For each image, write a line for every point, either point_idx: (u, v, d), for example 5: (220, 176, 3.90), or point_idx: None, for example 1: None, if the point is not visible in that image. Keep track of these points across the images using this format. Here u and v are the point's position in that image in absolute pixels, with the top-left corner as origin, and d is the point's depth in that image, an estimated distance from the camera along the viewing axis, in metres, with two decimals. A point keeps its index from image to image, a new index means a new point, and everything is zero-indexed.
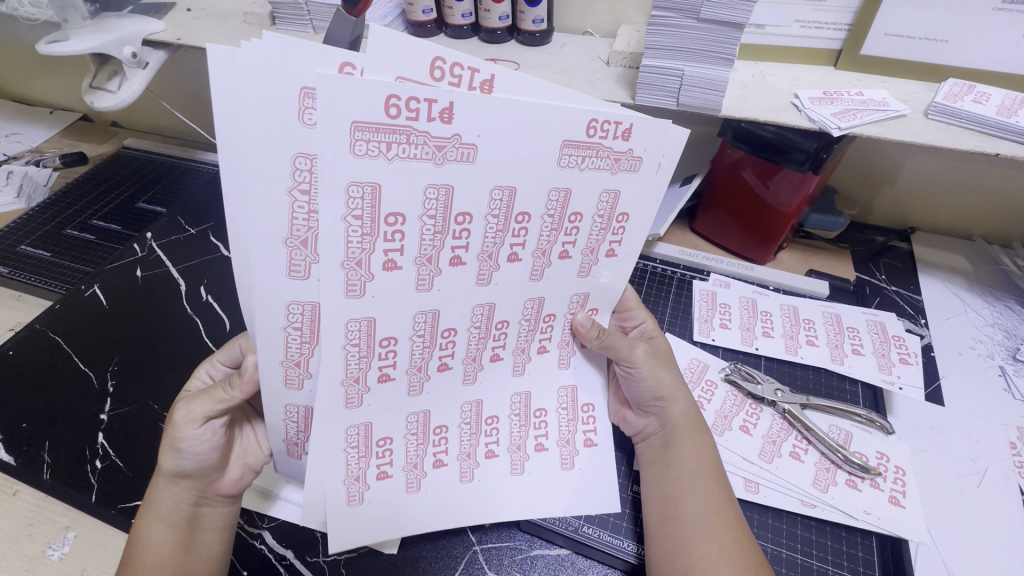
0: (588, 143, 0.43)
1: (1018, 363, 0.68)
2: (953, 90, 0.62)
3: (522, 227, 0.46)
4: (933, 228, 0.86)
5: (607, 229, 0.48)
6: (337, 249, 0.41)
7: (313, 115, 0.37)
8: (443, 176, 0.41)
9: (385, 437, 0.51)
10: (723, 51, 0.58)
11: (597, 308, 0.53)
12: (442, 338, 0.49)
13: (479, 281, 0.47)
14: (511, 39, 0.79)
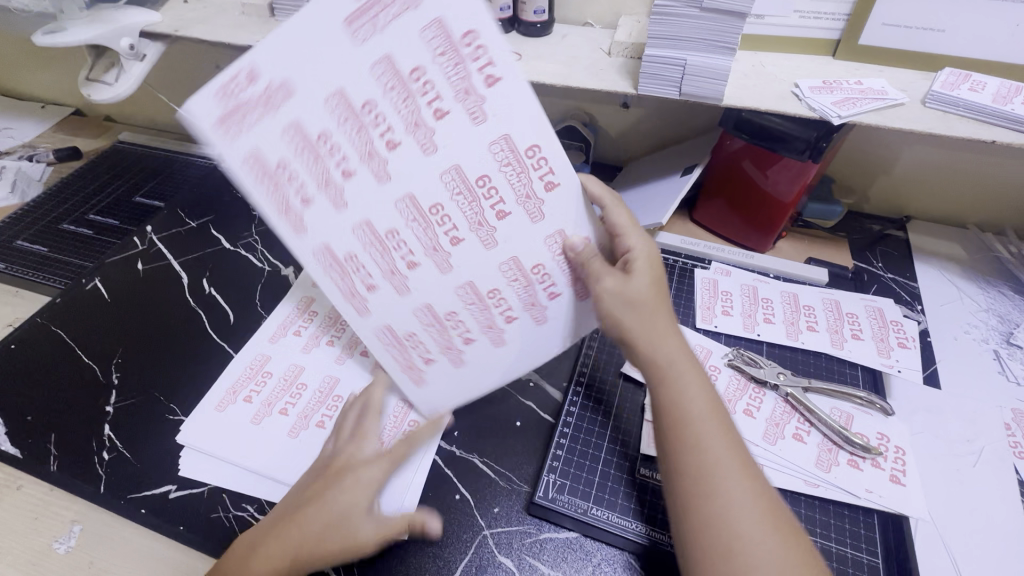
0: (365, 4, 0.42)
1: (1012, 347, 0.70)
2: (950, 79, 0.63)
3: (424, 82, 0.45)
4: (929, 216, 0.87)
5: (463, 60, 0.45)
6: (308, 178, 0.47)
7: (231, 126, 0.44)
8: (330, 82, 0.44)
9: (450, 312, 0.55)
10: (725, 40, 0.58)
11: (535, 146, 0.49)
12: (435, 215, 0.50)
13: (427, 150, 0.47)
14: (512, 30, 0.80)
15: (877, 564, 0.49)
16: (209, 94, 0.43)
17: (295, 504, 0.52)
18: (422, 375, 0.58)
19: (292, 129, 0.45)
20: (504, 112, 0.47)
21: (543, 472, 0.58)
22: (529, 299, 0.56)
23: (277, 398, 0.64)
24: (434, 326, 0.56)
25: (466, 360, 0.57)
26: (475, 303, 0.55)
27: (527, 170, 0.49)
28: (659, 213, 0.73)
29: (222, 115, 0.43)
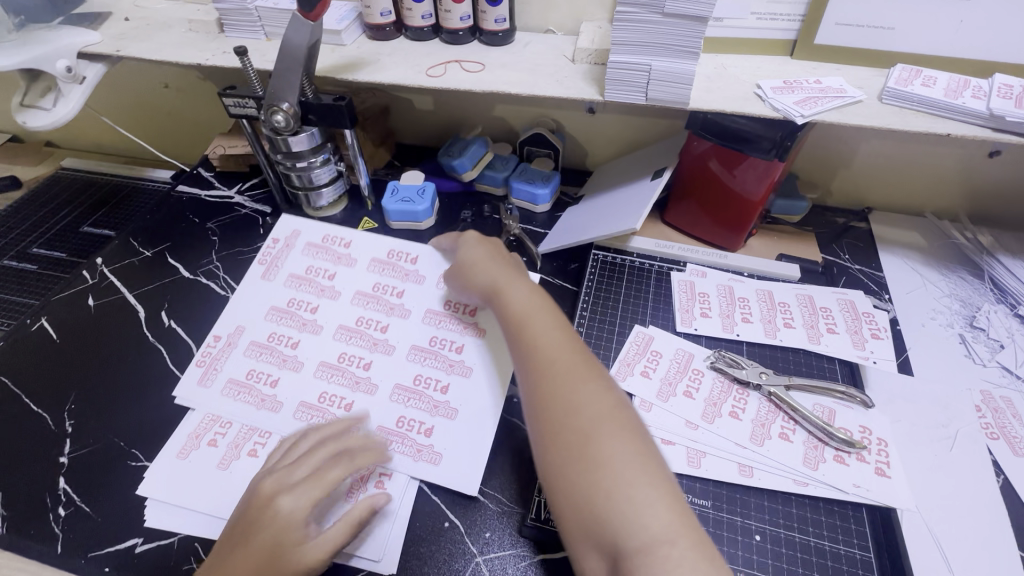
0: (267, 266, 0.74)
1: (976, 330, 0.72)
2: (903, 75, 0.65)
3: (321, 272, 0.73)
4: (889, 207, 0.90)
5: (330, 249, 0.76)
6: (272, 366, 0.65)
7: (186, 449, 0.59)
8: (274, 303, 0.70)
9: (417, 377, 0.63)
10: (688, 45, 0.58)
11: (393, 250, 0.75)
12: (363, 325, 0.68)
13: (333, 298, 0.71)
14: (474, 39, 0.79)
15: (869, 558, 0.49)
16: (177, 448, 0.59)
17: (226, 546, 0.49)
18: (435, 450, 0.58)
19: (252, 349, 0.66)
20: (360, 249, 0.75)
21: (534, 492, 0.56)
22: (459, 326, 0.67)
23: (245, 439, 0.59)
24: (412, 398, 0.61)
25: (459, 407, 0.60)
26: (428, 358, 0.64)
27: (396, 263, 0.74)
28: (630, 218, 0.73)
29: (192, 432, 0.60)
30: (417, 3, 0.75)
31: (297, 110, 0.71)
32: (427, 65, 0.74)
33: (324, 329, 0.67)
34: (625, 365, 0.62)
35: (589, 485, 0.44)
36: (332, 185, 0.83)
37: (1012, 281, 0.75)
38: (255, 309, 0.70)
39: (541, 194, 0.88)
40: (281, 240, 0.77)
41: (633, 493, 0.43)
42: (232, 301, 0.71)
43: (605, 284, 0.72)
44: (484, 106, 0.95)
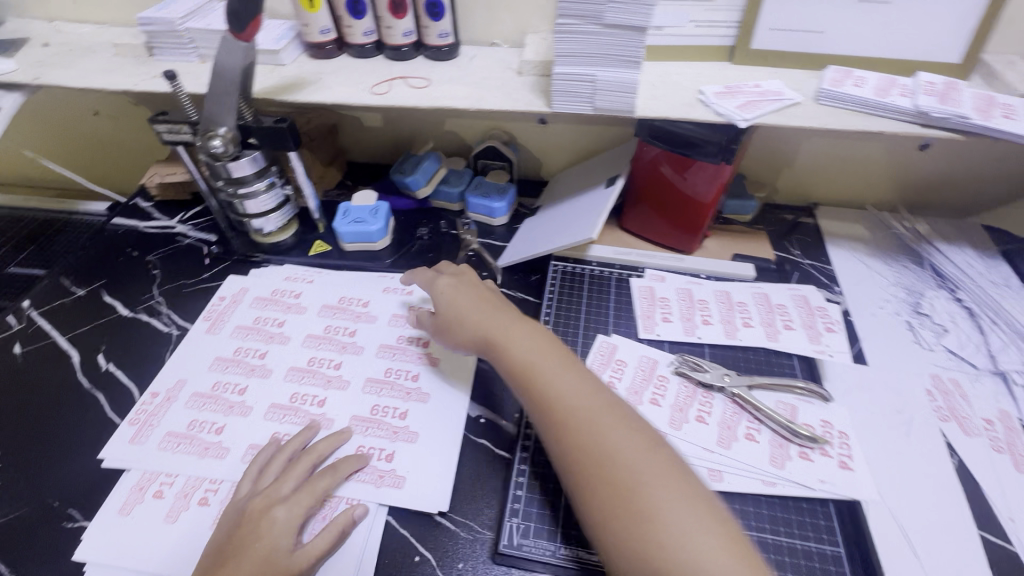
0: (210, 318, 0.72)
1: (922, 317, 0.75)
2: (835, 76, 0.67)
3: (269, 318, 0.72)
4: (832, 201, 0.94)
5: (277, 297, 0.75)
6: (218, 414, 0.61)
7: (129, 505, 0.55)
8: (219, 353, 0.68)
9: (375, 407, 0.62)
10: (630, 54, 0.59)
11: (343, 293, 0.75)
12: (316, 364, 0.66)
13: (282, 342, 0.69)
14: (419, 55, 0.78)
15: (840, 553, 0.50)
16: (116, 507, 0.55)
17: (211, 565, 0.47)
18: (398, 473, 0.57)
19: (194, 400, 0.63)
20: (310, 293, 0.75)
21: (505, 516, 0.54)
22: (414, 356, 0.67)
23: (195, 487, 0.56)
24: (371, 425, 0.60)
25: (419, 430, 0.60)
26: (385, 388, 0.64)
27: (346, 303, 0.74)
28: (588, 227, 0.72)
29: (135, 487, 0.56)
30: (357, 19, 0.73)
31: (235, 134, 0.68)
32: (370, 82, 0.72)
33: (275, 371, 0.65)
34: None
35: (635, 528, 0.42)
36: (279, 211, 0.80)
37: (949, 267, 0.79)
38: (197, 361, 0.67)
39: (498, 207, 0.87)
40: (228, 297, 0.75)
41: (677, 527, 0.41)
42: (174, 355, 0.68)
43: (566, 295, 0.72)
44: (434, 121, 0.93)
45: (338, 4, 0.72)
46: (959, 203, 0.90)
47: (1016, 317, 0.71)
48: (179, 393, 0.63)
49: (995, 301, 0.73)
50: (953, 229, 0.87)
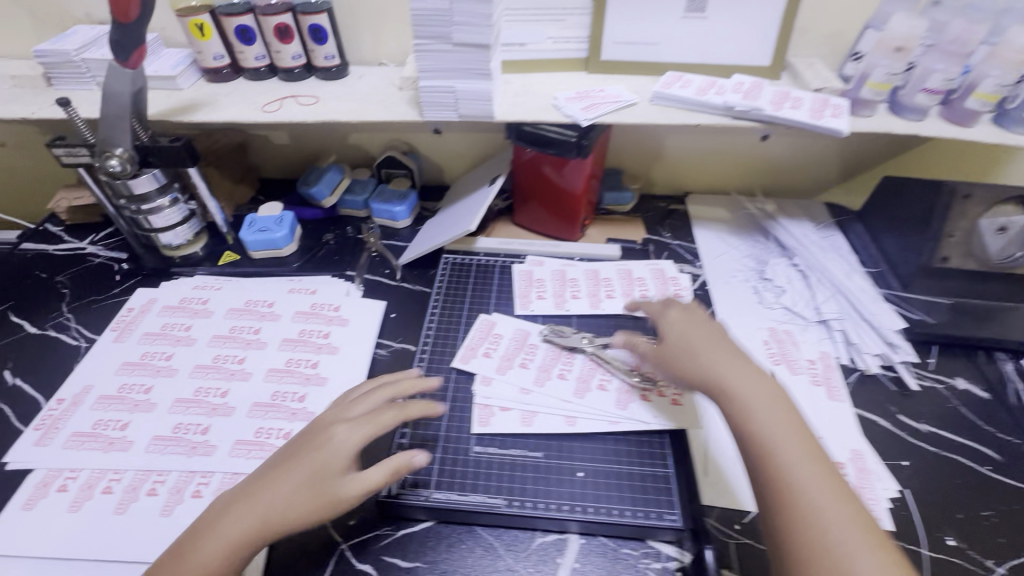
0: (118, 328, 0.76)
1: (765, 281, 0.87)
2: (667, 80, 0.79)
3: (176, 323, 0.76)
4: (701, 190, 1.07)
5: (186, 304, 0.79)
6: (122, 412, 0.65)
7: (32, 501, 0.58)
8: (125, 358, 0.72)
9: (276, 394, 0.68)
10: (481, 68, 0.68)
11: (249, 296, 0.81)
12: (220, 361, 0.71)
13: (188, 343, 0.73)
14: (311, 75, 0.86)
15: (671, 472, 0.59)
16: (20, 503, 0.58)
17: (228, 502, 0.51)
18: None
19: (100, 402, 0.67)
20: (217, 298, 0.80)
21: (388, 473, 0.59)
22: (314, 347, 0.74)
23: (100, 478, 0.60)
24: (270, 410, 0.66)
25: (316, 409, 0.66)
26: (285, 376, 0.70)
27: (253, 305, 0.79)
28: (468, 220, 0.82)
29: (39, 484, 0.60)
30: (248, 45, 0.80)
31: (133, 154, 0.72)
32: (263, 102, 0.80)
33: (179, 370, 0.70)
34: (469, 349, 0.70)
35: (800, 548, 0.43)
36: (186, 224, 0.84)
37: (790, 238, 0.91)
38: (103, 367, 0.71)
39: (399, 210, 0.95)
40: (136, 307, 0.79)
41: (854, 556, 0.42)
42: (80, 364, 0.71)
43: (452, 284, 0.81)
44: (339, 136, 1.01)
45: (228, 32, 0.79)
46: (805, 184, 1.05)
47: (838, 276, 0.83)
48: (84, 397, 0.67)
49: (823, 263, 0.86)
50: (798, 208, 1.01)
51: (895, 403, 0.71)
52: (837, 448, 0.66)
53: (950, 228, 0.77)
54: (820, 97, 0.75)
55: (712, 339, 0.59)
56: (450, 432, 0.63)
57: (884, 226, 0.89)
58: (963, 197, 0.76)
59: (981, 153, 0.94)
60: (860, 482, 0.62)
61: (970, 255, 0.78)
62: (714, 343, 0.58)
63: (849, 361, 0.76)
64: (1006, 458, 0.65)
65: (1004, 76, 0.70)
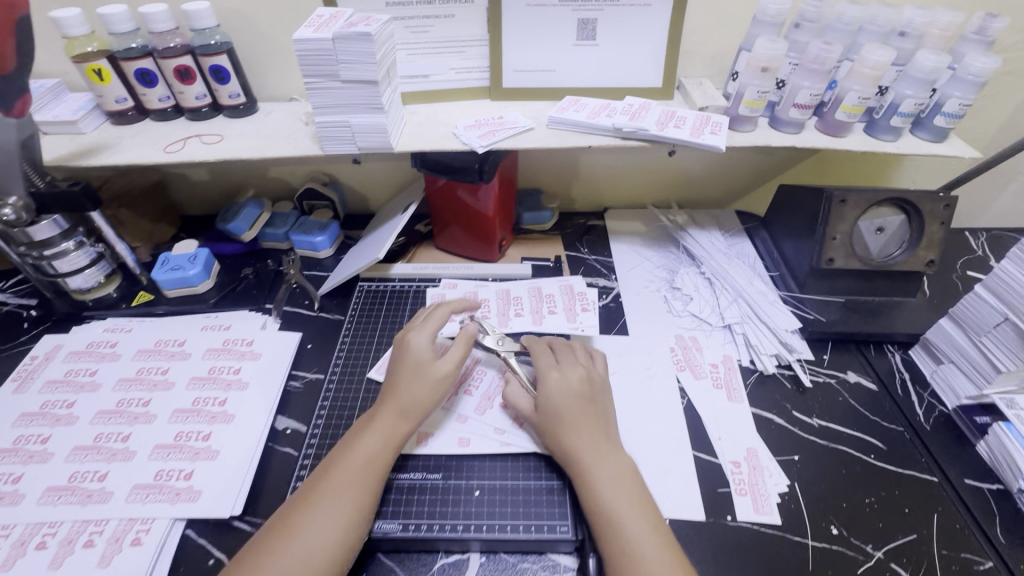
0: (19, 378, 0.74)
1: (674, 291, 0.90)
2: (563, 105, 0.83)
3: (82, 369, 0.75)
4: (620, 204, 1.11)
5: (93, 349, 0.78)
6: (15, 465, 0.64)
7: None
8: (22, 410, 0.70)
9: (180, 433, 0.67)
10: (373, 102, 0.71)
11: (160, 338, 0.80)
12: (124, 405, 0.70)
13: (92, 389, 0.72)
14: (219, 114, 0.87)
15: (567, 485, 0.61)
16: None
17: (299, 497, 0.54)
18: (195, 488, 0.62)
19: None
20: (127, 341, 0.79)
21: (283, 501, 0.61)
22: (223, 384, 0.73)
23: None
24: (173, 451, 0.65)
25: (221, 447, 0.66)
26: (190, 415, 0.69)
27: (163, 346, 0.79)
28: (377, 249, 0.85)
29: None
30: (149, 88, 0.81)
31: (29, 201, 0.73)
32: (166, 142, 0.80)
33: (80, 417, 0.69)
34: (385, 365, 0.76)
35: None
36: (94, 266, 0.84)
37: (697, 247, 0.96)
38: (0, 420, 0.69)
39: (319, 240, 0.95)
40: (40, 355, 0.77)
41: None
42: None
43: (368, 310, 0.86)
44: (258, 171, 1.01)
45: (128, 76, 0.80)
46: (717, 194, 1.09)
47: (739, 282, 0.87)
48: None
49: (727, 271, 0.90)
50: (709, 218, 1.05)
51: (791, 400, 0.74)
52: (733, 447, 0.68)
53: (832, 231, 0.81)
54: (703, 115, 0.80)
55: (588, 420, 0.60)
56: None
57: (782, 231, 0.93)
58: (839, 202, 0.80)
59: (870, 159, 1.01)
60: (753, 479, 0.65)
61: (853, 255, 0.81)
62: (586, 425, 0.60)
63: (750, 362, 0.80)
64: (889, 446, 0.69)
65: (864, 89, 0.75)
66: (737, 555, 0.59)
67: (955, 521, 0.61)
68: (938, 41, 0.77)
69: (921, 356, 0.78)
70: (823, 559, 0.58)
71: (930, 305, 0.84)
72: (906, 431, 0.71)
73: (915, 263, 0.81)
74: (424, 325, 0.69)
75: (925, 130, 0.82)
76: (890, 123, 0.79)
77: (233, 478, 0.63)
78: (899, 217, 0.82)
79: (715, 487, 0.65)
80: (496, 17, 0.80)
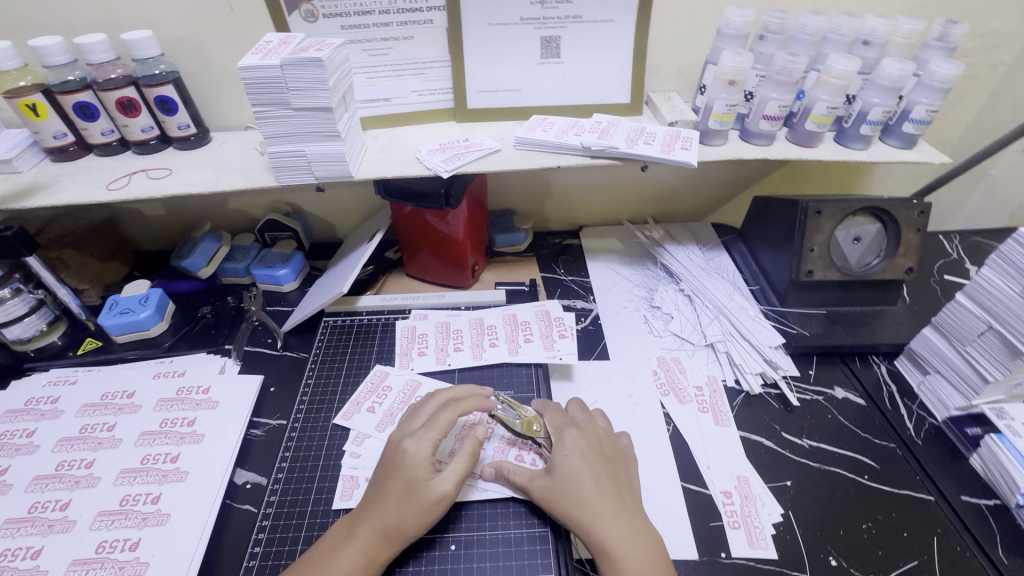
0: None
1: (654, 309, 0.88)
2: (530, 125, 0.80)
3: (17, 430, 0.69)
4: (595, 221, 1.08)
5: (32, 406, 0.72)
6: None
7: None
8: None
9: (125, 498, 0.62)
10: (329, 130, 0.67)
11: (107, 389, 0.74)
12: (64, 468, 0.65)
13: (28, 452, 0.66)
14: (169, 146, 0.82)
15: (548, 531, 0.59)
16: None
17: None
18: (141, 560, 0.56)
19: None
20: (69, 395, 0.73)
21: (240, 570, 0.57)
22: (176, 438, 0.68)
23: None
24: (118, 518, 0.60)
25: (172, 510, 0.61)
26: (139, 476, 0.64)
27: (110, 398, 0.73)
28: (343, 281, 0.81)
29: None
30: (89, 121, 0.76)
31: None
32: (109, 179, 0.75)
33: (14, 485, 0.63)
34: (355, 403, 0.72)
35: None
36: (34, 314, 0.78)
37: (675, 264, 0.94)
38: None
39: (282, 274, 0.91)
40: None
41: None
42: None
43: (334, 346, 0.81)
44: (217, 204, 0.97)
45: (65, 110, 0.75)
46: (693, 206, 1.08)
47: (720, 298, 0.85)
48: None
49: (706, 287, 0.88)
50: (686, 232, 1.04)
51: (780, 421, 0.72)
52: (723, 476, 0.65)
53: (809, 243, 0.79)
54: (673, 130, 0.78)
55: (608, 486, 0.57)
56: (316, 515, 0.61)
57: (759, 243, 0.91)
58: (816, 214, 0.79)
59: (841, 167, 1.00)
60: (746, 510, 0.62)
61: (832, 266, 0.80)
62: (608, 493, 0.56)
63: (735, 382, 0.77)
64: (882, 465, 0.67)
65: (832, 99, 0.74)
66: None
67: (955, 543, 0.59)
68: (901, 49, 0.77)
69: (907, 366, 0.76)
70: None
71: (912, 313, 0.83)
72: (899, 448, 0.68)
73: (894, 272, 0.80)
74: (428, 425, 0.60)
75: (894, 137, 0.81)
76: (860, 132, 0.78)
77: (185, 545, 0.58)
78: (875, 225, 0.81)
79: (707, 522, 0.61)
80: (456, 37, 0.78)
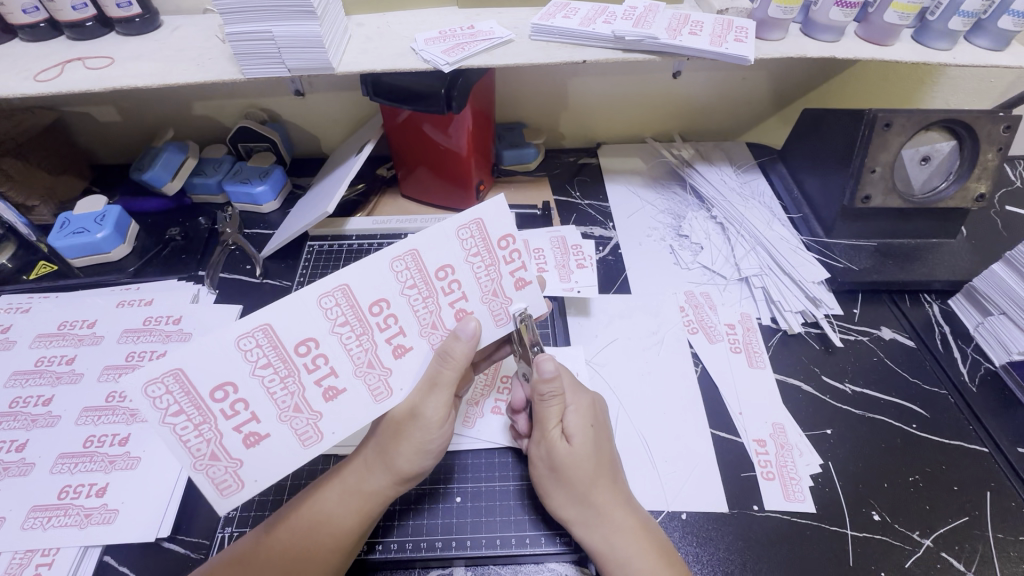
0: None
1: (682, 239, 0.78)
2: (550, 10, 0.66)
3: None
4: (614, 138, 0.95)
5: None
6: None
7: None
8: None
9: (90, 439, 0.55)
10: (300, 4, 0.54)
11: (65, 319, 0.66)
12: (20, 404, 0.57)
13: None
14: (110, 31, 0.68)
15: None
16: None
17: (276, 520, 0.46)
18: (110, 507, 0.51)
19: None
20: (23, 323, 0.65)
21: (218, 527, 0.51)
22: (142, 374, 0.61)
23: None
24: (82, 461, 0.53)
25: (142, 453, 0.54)
26: (103, 416, 0.57)
27: (69, 328, 0.65)
28: (327, 201, 0.69)
29: None
30: None
31: None
32: (37, 68, 0.62)
33: None
34: (209, 456, 0.42)
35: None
36: None
37: (707, 187, 0.83)
38: None
39: (260, 192, 0.79)
40: None
41: None
42: None
43: (320, 271, 0.73)
44: (181, 109, 0.83)
45: None
46: (727, 124, 0.95)
47: (758, 227, 0.76)
48: None
49: (742, 214, 0.78)
50: (718, 151, 0.92)
51: (819, 363, 0.65)
52: (757, 424, 0.59)
53: (871, 162, 0.68)
54: (723, 19, 0.65)
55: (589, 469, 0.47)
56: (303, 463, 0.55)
57: (804, 166, 0.80)
58: (883, 127, 0.66)
59: (905, 79, 0.86)
60: (781, 460, 0.56)
61: (893, 191, 0.69)
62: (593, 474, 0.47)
63: (771, 321, 0.69)
64: (932, 413, 0.60)
65: None
66: (766, 551, 0.50)
67: (1009, 500, 0.53)
68: None
69: (963, 305, 0.68)
70: (864, 552, 0.50)
71: (973, 248, 0.74)
72: (951, 395, 0.62)
73: (962, 199, 0.69)
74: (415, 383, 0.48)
75: (984, 36, 0.67)
76: (948, 27, 0.65)
77: (159, 490, 0.52)
78: (949, 143, 0.69)
79: (737, 472, 0.55)
80: None
